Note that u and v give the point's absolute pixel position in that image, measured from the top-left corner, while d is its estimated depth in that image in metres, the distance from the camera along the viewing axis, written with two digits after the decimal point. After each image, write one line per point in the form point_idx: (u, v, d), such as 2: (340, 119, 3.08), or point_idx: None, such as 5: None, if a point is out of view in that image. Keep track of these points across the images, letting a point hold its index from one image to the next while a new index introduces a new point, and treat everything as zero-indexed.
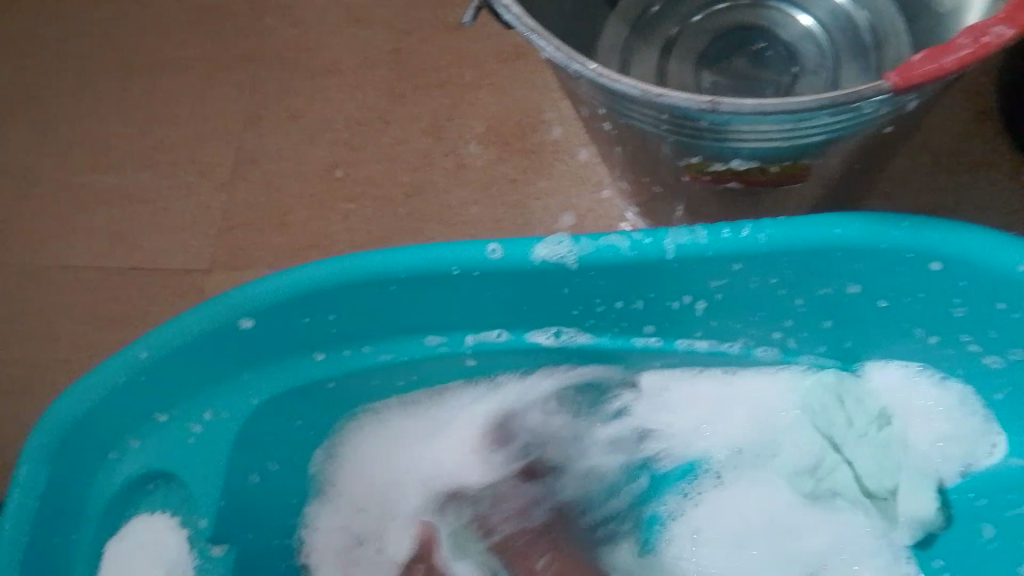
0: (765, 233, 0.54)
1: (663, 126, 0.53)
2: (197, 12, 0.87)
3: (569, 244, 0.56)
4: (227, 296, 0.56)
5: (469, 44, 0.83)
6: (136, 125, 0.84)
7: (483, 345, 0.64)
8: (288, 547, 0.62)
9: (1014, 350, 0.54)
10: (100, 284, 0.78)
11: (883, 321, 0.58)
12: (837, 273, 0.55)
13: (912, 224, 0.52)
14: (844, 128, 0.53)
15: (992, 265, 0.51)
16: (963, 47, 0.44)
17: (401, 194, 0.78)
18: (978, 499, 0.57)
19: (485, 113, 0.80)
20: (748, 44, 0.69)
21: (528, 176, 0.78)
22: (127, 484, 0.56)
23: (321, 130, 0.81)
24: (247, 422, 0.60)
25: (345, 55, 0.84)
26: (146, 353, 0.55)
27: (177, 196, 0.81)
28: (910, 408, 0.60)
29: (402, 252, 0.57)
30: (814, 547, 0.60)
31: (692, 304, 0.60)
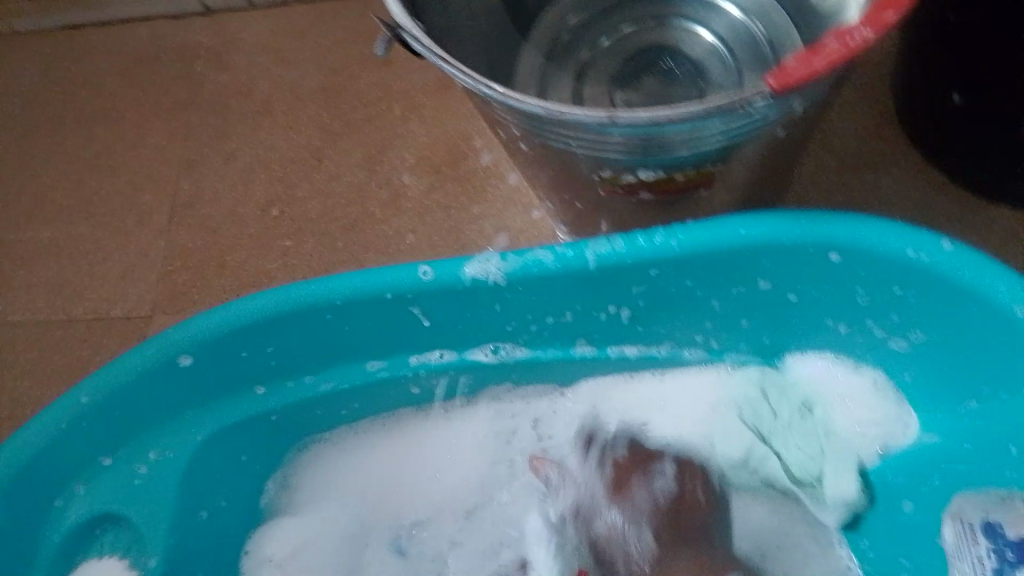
0: (677, 238, 0.55)
1: (569, 144, 0.52)
2: (139, 73, 0.96)
3: (496, 262, 0.58)
4: (161, 338, 0.58)
5: (396, 79, 0.90)
6: (81, 180, 0.92)
7: (425, 366, 0.65)
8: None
9: (915, 332, 0.56)
10: (67, 335, 0.83)
11: (798, 314, 0.60)
12: (748, 272, 0.56)
13: (811, 219, 0.53)
14: (743, 135, 0.51)
15: (886, 255, 0.52)
16: (835, 50, 0.43)
17: (340, 227, 0.84)
18: (897, 477, 0.59)
19: (417, 144, 0.87)
20: (657, 64, 0.70)
21: (461, 201, 0.83)
22: (75, 530, 0.58)
23: (258, 171, 0.89)
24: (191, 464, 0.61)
25: (277, 97, 0.92)
26: (87, 397, 0.57)
27: (116, 246, 0.88)
28: (830, 396, 0.62)
29: (328, 283, 0.59)
30: (753, 536, 0.61)
31: (618, 313, 0.62)
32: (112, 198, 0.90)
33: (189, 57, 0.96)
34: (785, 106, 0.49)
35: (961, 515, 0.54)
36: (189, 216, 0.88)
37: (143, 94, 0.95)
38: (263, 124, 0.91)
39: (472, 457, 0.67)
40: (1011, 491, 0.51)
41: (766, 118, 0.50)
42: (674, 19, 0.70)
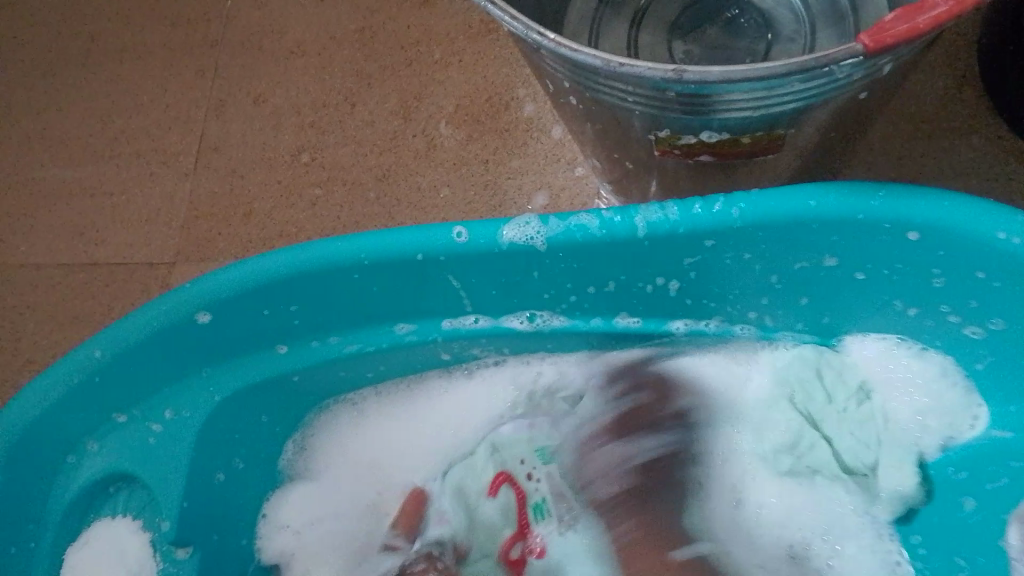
0: (738, 208, 0.50)
1: (626, 101, 0.47)
2: (168, 6, 0.92)
3: (537, 224, 0.54)
4: (181, 291, 0.55)
5: (435, 22, 0.85)
6: (105, 117, 0.88)
7: (459, 331, 0.62)
8: (246, 547, 0.60)
9: (994, 320, 0.51)
10: (89, 279, 0.81)
11: (865, 294, 0.54)
12: (814, 247, 0.51)
13: (890, 193, 0.48)
14: (820, 96, 0.46)
15: (972, 236, 0.47)
16: (942, 5, 0.38)
17: (372, 178, 0.80)
18: (958, 472, 0.55)
19: (456, 91, 0.82)
20: (720, 12, 0.63)
21: (500, 154, 0.78)
22: (88, 488, 0.56)
23: (288, 114, 0.84)
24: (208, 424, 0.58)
25: (310, 35, 0.87)
26: (100, 352, 0.55)
27: (140, 188, 0.84)
28: (890, 384, 0.57)
29: (357, 241, 0.55)
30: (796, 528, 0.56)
31: (665, 285, 0.57)
32: (137, 138, 0.87)
33: None
34: (875, 65, 0.43)
35: None
36: (216, 160, 0.84)
37: (171, 29, 0.91)
38: (294, 65, 0.86)
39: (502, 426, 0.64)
40: None
41: (851, 79, 0.45)
42: None
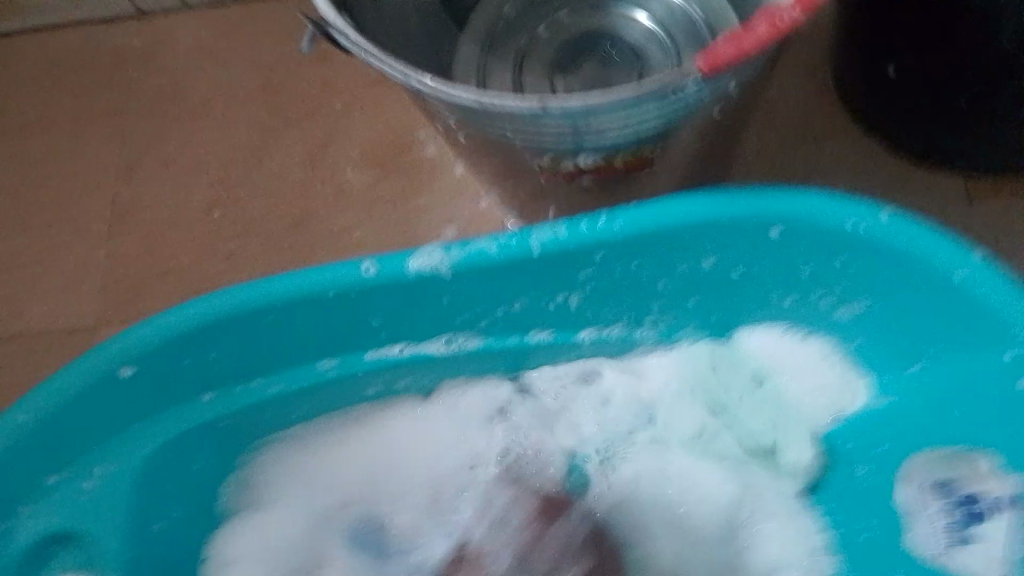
0: (619, 221, 0.55)
1: (507, 134, 0.51)
2: (69, 78, 0.93)
3: (441, 253, 0.57)
4: (101, 350, 0.57)
5: (335, 73, 0.89)
6: (12, 191, 0.89)
7: (382, 361, 0.64)
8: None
9: (858, 301, 0.56)
10: (8, 351, 0.81)
11: (744, 290, 0.59)
12: (692, 250, 0.56)
13: (751, 194, 0.53)
14: (677, 116, 0.51)
15: (825, 225, 0.52)
16: (765, 29, 0.43)
17: (285, 227, 0.83)
18: (847, 443, 0.59)
19: (360, 138, 0.86)
20: (596, 48, 0.69)
21: (407, 194, 0.82)
22: (25, 555, 0.57)
23: (198, 173, 0.87)
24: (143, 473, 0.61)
25: (213, 96, 0.90)
26: (25, 417, 0.55)
27: (54, 258, 0.85)
28: (783, 368, 0.62)
29: (271, 285, 0.57)
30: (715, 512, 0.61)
31: (567, 300, 0.61)
32: (46, 208, 0.88)
33: (121, 59, 0.94)
34: (719, 86, 0.49)
35: (916, 475, 0.54)
36: (130, 224, 0.86)
37: (75, 101, 0.92)
38: (201, 126, 0.89)
39: (434, 447, 0.67)
40: (966, 448, 0.52)
41: (701, 99, 0.50)
42: (612, 3, 0.70)
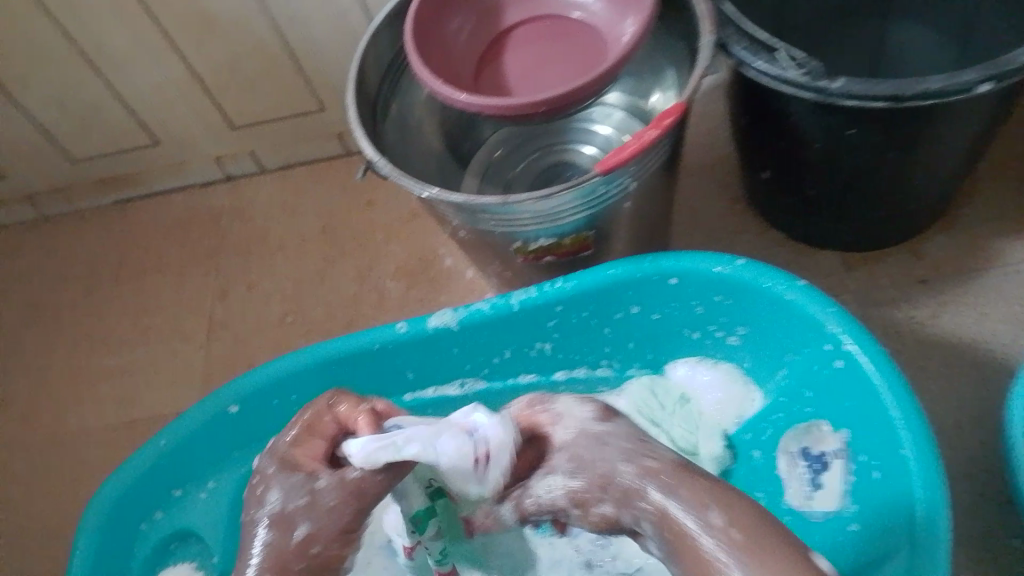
0: (570, 282, 0.79)
1: (489, 226, 0.78)
2: (177, 229, 1.25)
3: (451, 312, 0.82)
4: (214, 395, 0.82)
5: (379, 213, 1.18)
6: (135, 312, 1.18)
7: (420, 398, 0.90)
8: None
9: (739, 328, 0.80)
10: (134, 427, 1.08)
11: (664, 330, 0.84)
12: (622, 301, 0.81)
13: (653, 257, 0.77)
14: (599, 206, 0.77)
15: (703, 274, 0.76)
16: (634, 146, 0.70)
17: (341, 325, 1.10)
18: (748, 435, 0.81)
19: (396, 257, 1.14)
20: (561, 175, 0.97)
21: (432, 295, 1.10)
22: (158, 545, 0.82)
23: (275, 290, 1.15)
24: (240, 489, 0.85)
25: (285, 235, 1.20)
26: (165, 441, 0.81)
27: (166, 359, 1.13)
28: (702, 391, 0.85)
29: (334, 342, 0.83)
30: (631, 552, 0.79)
31: (543, 348, 0.86)
32: (160, 323, 1.16)
33: (215, 213, 1.25)
34: (621, 182, 0.75)
35: (788, 448, 0.77)
36: (223, 329, 1.14)
37: (183, 245, 1.23)
38: (277, 257, 1.18)
39: None
40: (813, 421, 0.75)
41: (611, 193, 0.76)
42: (567, 143, 0.98)
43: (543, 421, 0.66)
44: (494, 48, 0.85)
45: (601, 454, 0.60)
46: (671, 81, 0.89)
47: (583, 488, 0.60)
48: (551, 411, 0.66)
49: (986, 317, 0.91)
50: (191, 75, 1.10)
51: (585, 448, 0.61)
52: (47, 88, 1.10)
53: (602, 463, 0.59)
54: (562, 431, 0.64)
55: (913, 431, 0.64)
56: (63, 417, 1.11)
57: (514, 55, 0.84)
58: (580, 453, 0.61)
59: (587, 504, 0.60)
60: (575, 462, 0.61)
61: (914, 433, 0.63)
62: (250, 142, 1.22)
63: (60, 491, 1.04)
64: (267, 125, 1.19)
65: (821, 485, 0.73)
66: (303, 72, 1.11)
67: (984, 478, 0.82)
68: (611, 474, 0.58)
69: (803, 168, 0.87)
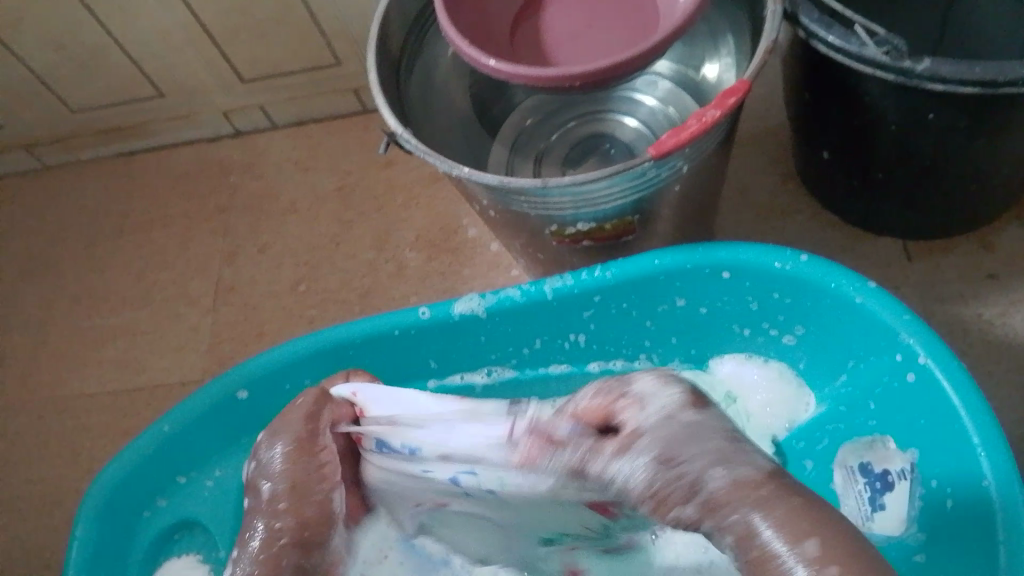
0: (611, 271, 0.72)
1: (524, 207, 0.70)
2: (183, 185, 1.18)
3: (478, 299, 0.75)
4: (223, 377, 0.76)
5: (398, 176, 1.10)
6: (138, 273, 1.12)
7: (444, 386, 0.82)
8: None
9: (796, 327, 0.74)
10: (137, 398, 1.02)
11: (711, 323, 0.77)
12: (667, 293, 0.74)
13: (705, 248, 0.70)
14: (647, 189, 0.69)
15: (759, 268, 0.69)
16: (695, 125, 0.62)
17: (355, 296, 1.03)
18: (799, 443, 0.74)
19: (417, 226, 1.06)
20: (597, 147, 0.89)
21: (454, 268, 1.02)
22: (159, 535, 0.76)
23: (286, 257, 1.08)
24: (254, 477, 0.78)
25: (298, 197, 1.12)
26: (169, 426, 0.75)
27: (171, 325, 1.07)
28: (751, 388, 0.77)
29: (351, 327, 0.76)
30: None
31: (578, 339, 0.79)
32: (164, 286, 1.10)
33: (223, 170, 1.17)
34: (674, 165, 0.67)
35: (845, 462, 0.70)
36: (231, 297, 1.07)
37: (188, 203, 1.15)
38: (288, 221, 1.11)
39: None
40: (875, 436, 0.69)
41: (662, 176, 0.68)
42: (606, 113, 0.90)
43: (624, 411, 0.54)
44: (531, 6, 0.76)
45: (691, 450, 0.50)
46: (729, 47, 0.80)
47: (662, 484, 0.49)
48: (631, 394, 0.55)
49: None
50: (199, 24, 1.01)
51: (673, 440, 0.50)
52: (42, 35, 1.01)
53: (689, 461, 0.49)
54: (647, 412, 0.53)
55: (995, 459, 0.57)
56: (62, 384, 1.05)
57: (555, 14, 0.75)
58: (670, 445, 0.50)
59: (661, 506, 0.50)
60: (661, 454, 0.50)
61: (997, 462, 0.56)
62: (260, 96, 1.14)
63: (58, 464, 0.99)
64: (279, 78, 1.11)
65: (883, 507, 0.67)
66: (318, 22, 1.02)
67: None
68: (698, 480, 0.49)
69: (872, 150, 0.78)
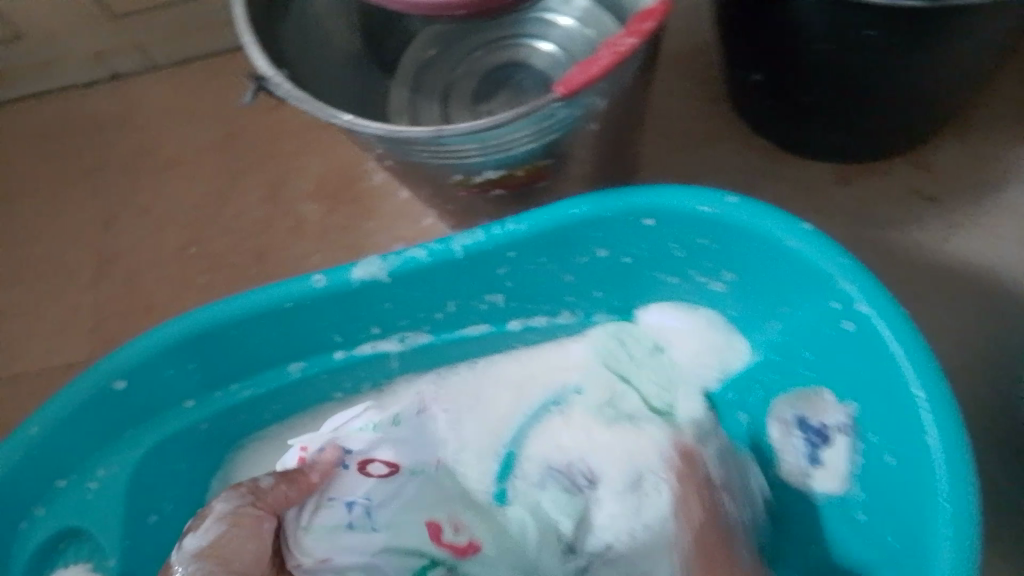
0: (525, 223, 0.65)
1: (422, 157, 0.62)
2: (46, 141, 1.03)
3: (378, 262, 0.67)
4: (96, 366, 0.66)
5: (291, 118, 1.00)
6: (4, 246, 0.99)
7: (353, 357, 0.75)
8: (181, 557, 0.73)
9: (726, 274, 0.68)
10: (16, 387, 0.92)
11: (637, 272, 0.71)
12: (588, 245, 0.68)
13: (623, 194, 0.64)
14: (559, 130, 0.62)
15: (682, 214, 0.64)
16: (607, 57, 0.55)
17: (252, 257, 0.94)
18: (731, 394, 0.72)
19: (315, 174, 0.97)
20: (509, 78, 0.79)
21: (359, 220, 0.94)
22: (41, 548, 0.67)
23: (172, 217, 0.97)
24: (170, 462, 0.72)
25: (182, 148, 1.01)
26: (37, 429, 0.65)
27: (47, 303, 0.96)
28: (679, 336, 0.74)
29: (237, 301, 0.68)
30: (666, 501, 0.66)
31: (494, 300, 0.72)
32: (37, 259, 0.98)
33: (93, 120, 1.04)
34: (586, 102, 0.59)
35: (780, 414, 0.69)
36: (113, 267, 0.96)
37: (57, 162, 1.02)
38: (172, 176, 0.99)
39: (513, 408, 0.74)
40: (812, 388, 0.67)
41: (575, 115, 0.61)
42: (517, 38, 0.80)
43: (541, 364, 0.76)
44: None
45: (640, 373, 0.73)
46: None
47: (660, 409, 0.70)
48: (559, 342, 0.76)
49: (1000, 242, 0.80)
50: None
51: (614, 361, 0.74)
52: None
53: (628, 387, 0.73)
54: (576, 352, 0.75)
55: (938, 414, 0.54)
56: None
57: None
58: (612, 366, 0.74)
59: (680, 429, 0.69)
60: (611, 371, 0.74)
61: (939, 412, 0.54)
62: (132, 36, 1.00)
63: None
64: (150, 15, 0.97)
65: (821, 461, 0.66)
66: None
67: (989, 428, 0.73)
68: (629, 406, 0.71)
69: (803, 70, 0.72)
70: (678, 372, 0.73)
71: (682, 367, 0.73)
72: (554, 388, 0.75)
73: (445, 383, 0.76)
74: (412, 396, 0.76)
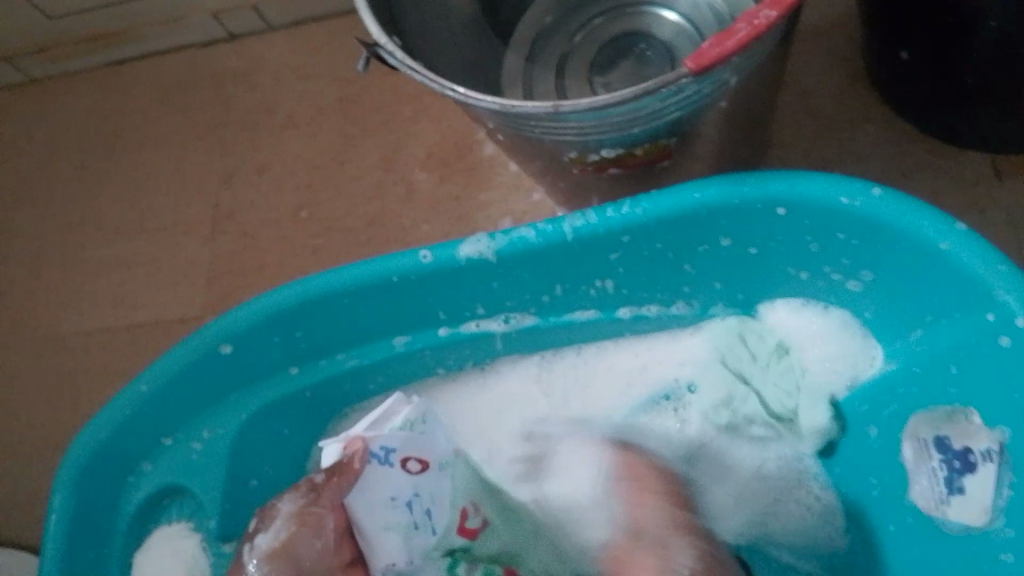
0: (642, 207, 0.61)
1: (536, 132, 0.58)
2: (170, 97, 1.05)
3: (486, 241, 0.64)
4: (203, 331, 0.67)
5: (406, 83, 0.98)
6: (128, 198, 1.02)
7: (455, 335, 0.72)
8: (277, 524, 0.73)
9: (865, 272, 0.62)
10: (135, 337, 0.95)
11: (762, 264, 0.66)
12: (711, 233, 0.63)
13: (756, 179, 0.59)
14: (685, 107, 0.57)
15: (820, 204, 0.58)
16: (744, 30, 0.49)
17: (361, 224, 0.93)
18: (862, 406, 0.65)
19: (427, 142, 0.95)
20: (631, 48, 0.75)
21: (469, 191, 0.91)
22: (145, 503, 0.69)
23: (285, 179, 0.98)
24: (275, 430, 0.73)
25: (297, 109, 1.00)
26: (147, 387, 0.66)
27: (165, 257, 0.98)
28: (807, 339, 0.68)
29: (344, 272, 0.67)
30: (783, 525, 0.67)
31: (605, 285, 0.68)
32: (157, 213, 1.00)
33: (214, 78, 1.05)
34: (718, 79, 0.54)
35: (916, 432, 0.61)
36: (228, 225, 0.98)
37: (179, 118, 1.04)
38: (287, 137, 0.99)
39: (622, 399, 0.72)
40: (953, 408, 0.59)
41: (705, 91, 0.55)
42: (641, 7, 0.75)
43: (657, 353, 0.72)
44: None
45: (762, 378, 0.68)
46: None
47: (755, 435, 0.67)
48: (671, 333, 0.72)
49: None
50: None
51: (735, 361, 0.68)
52: None
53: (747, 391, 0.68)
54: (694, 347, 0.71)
55: None
56: (56, 322, 0.98)
57: None
58: (734, 365, 0.68)
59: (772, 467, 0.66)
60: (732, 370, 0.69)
61: None
62: None
63: (58, 408, 0.93)
64: None
65: (960, 491, 0.57)
66: None
67: None
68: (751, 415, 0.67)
69: (971, 49, 0.63)
70: (806, 378, 0.67)
71: (810, 374, 0.68)
72: (667, 383, 0.71)
73: (550, 367, 0.74)
74: (514, 380, 0.74)
